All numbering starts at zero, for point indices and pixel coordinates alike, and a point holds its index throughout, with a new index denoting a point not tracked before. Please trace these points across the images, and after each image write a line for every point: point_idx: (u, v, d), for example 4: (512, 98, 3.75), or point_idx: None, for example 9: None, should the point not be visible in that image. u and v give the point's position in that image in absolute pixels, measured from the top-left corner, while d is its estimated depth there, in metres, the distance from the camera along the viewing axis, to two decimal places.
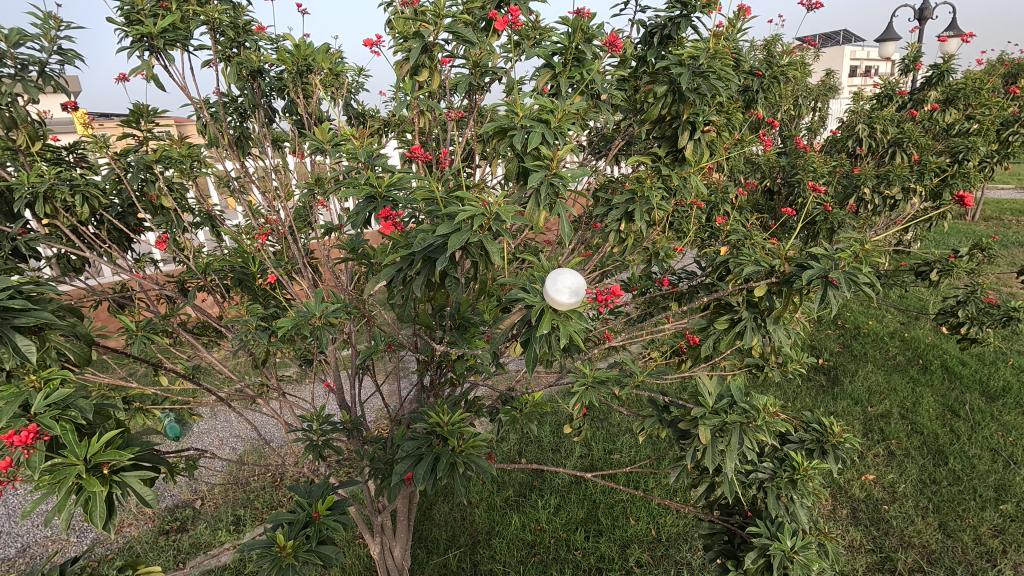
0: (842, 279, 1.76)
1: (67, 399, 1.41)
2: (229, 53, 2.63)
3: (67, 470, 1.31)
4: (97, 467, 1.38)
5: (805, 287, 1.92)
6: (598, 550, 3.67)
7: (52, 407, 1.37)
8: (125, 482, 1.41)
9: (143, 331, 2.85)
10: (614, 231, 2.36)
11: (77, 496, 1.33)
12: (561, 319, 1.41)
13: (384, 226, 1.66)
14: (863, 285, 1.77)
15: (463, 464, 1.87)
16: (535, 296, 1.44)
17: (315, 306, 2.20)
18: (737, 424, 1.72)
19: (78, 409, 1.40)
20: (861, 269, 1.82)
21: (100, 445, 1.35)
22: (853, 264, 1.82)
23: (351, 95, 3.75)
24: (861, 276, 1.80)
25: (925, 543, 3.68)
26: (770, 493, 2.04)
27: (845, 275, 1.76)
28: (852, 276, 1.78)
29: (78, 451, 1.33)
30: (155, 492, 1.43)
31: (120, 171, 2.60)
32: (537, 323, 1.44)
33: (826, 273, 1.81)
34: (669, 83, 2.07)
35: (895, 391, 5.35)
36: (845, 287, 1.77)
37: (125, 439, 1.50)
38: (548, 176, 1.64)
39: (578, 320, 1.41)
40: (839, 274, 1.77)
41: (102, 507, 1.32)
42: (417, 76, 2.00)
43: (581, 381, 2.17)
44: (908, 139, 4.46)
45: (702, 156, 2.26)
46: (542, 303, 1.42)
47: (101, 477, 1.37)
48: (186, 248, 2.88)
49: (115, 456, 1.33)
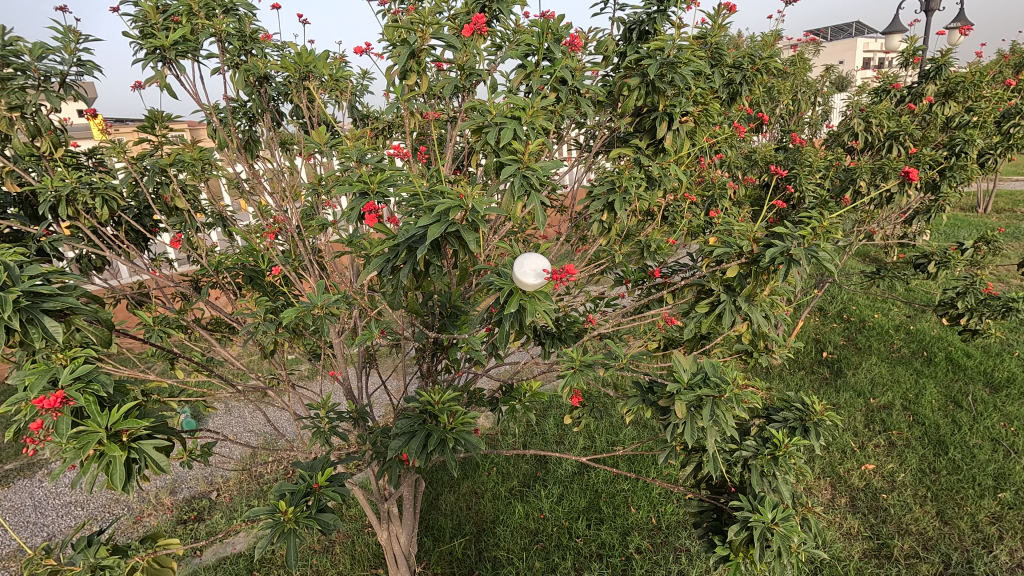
0: (802, 255, 1.88)
1: (91, 374, 1.56)
2: (237, 60, 2.78)
3: (90, 435, 1.44)
4: (117, 434, 1.51)
5: (771, 266, 2.04)
6: (599, 537, 3.77)
7: (77, 381, 1.51)
8: (141, 448, 1.53)
9: (159, 325, 3.03)
10: (597, 222, 2.46)
11: (99, 460, 1.46)
12: (529, 298, 1.52)
13: (365, 205, 1.90)
14: (822, 260, 1.89)
15: (453, 442, 1.98)
16: (506, 278, 1.55)
17: (316, 297, 2.33)
18: (711, 398, 1.79)
19: (100, 383, 1.53)
20: (821, 246, 1.94)
21: (119, 415, 1.48)
22: (816, 243, 1.93)
23: (354, 97, 3.90)
24: (822, 253, 1.91)
25: (922, 530, 3.73)
26: (753, 471, 2.14)
27: (804, 252, 1.87)
28: (812, 252, 1.90)
29: (99, 420, 1.46)
30: (168, 459, 1.55)
31: (136, 174, 2.75)
32: (508, 303, 1.55)
33: (790, 256, 1.92)
34: (645, 77, 2.15)
35: (898, 383, 5.40)
36: (804, 261, 1.88)
37: (142, 411, 1.62)
38: (521, 168, 1.74)
39: (545, 298, 1.51)
40: (799, 252, 1.89)
41: (121, 470, 1.45)
42: (405, 80, 2.11)
43: (570, 364, 2.26)
44: (904, 131, 4.49)
45: (682, 146, 2.35)
46: (512, 284, 1.53)
47: (120, 444, 1.49)
48: (199, 247, 3.05)
49: (133, 424, 1.46)
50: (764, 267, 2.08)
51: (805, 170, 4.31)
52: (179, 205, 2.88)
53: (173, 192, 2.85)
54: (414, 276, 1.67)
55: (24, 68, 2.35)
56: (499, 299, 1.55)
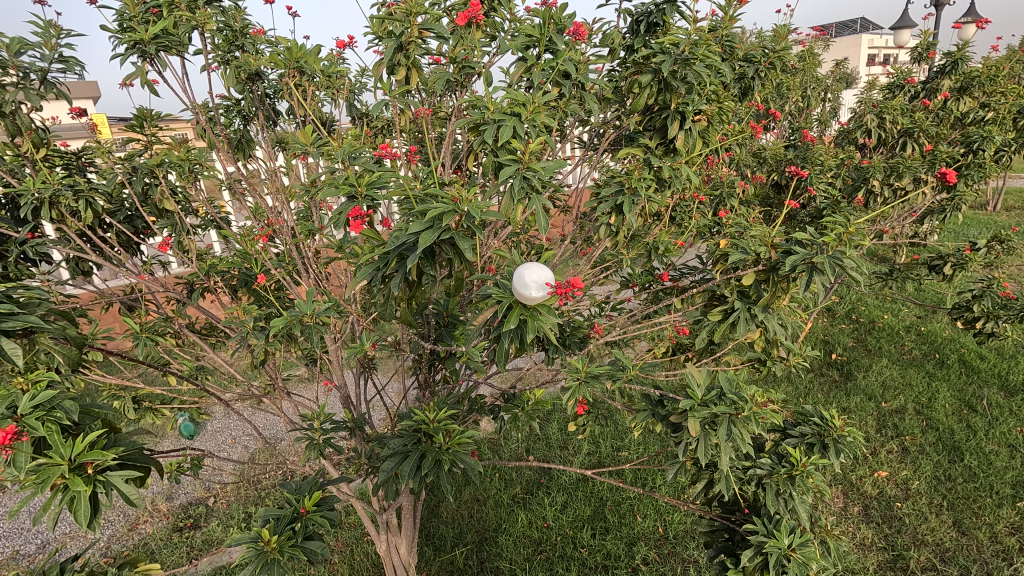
0: (826, 263, 1.74)
1: (53, 401, 1.39)
2: (228, 56, 2.71)
3: (50, 469, 1.26)
4: (81, 467, 1.33)
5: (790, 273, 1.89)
6: (605, 548, 3.66)
7: (36, 409, 1.34)
8: (111, 482, 1.35)
9: (145, 332, 2.93)
10: (604, 226, 2.36)
11: (61, 498, 1.28)
12: (529, 313, 1.41)
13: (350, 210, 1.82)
14: (847, 269, 1.75)
15: (449, 462, 1.88)
16: (504, 291, 1.44)
17: (307, 305, 2.19)
18: (727, 416, 1.67)
19: (64, 410, 1.37)
20: (847, 251, 1.78)
21: (84, 446, 1.30)
22: (839, 249, 1.80)
23: (351, 96, 3.80)
24: (848, 260, 1.77)
25: (938, 541, 3.60)
26: (769, 489, 2.02)
27: (828, 259, 1.73)
28: (837, 260, 1.75)
29: (62, 451, 1.28)
30: (142, 492, 1.36)
31: (123, 177, 2.68)
32: (507, 319, 1.43)
33: (813, 264, 1.79)
34: (657, 73, 2.04)
35: (910, 387, 5.28)
36: (830, 270, 1.74)
37: (112, 440, 1.44)
38: (522, 169, 1.62)
39: (546, 313, 1.41)
40: (822, 259, 1.75)
41: (85, 507, 1.27)
42: (395, 76, 2.00)
43: (575, 376, 2.13)
44: (919, 128, 4.35)
45: (694, 146, 2.24)
46: (511, 298, 1.42)
47: (86, 477, 1.31)
48: (189, 250, 2.96)
49: (99, 456, 1.28)
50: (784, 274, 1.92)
51: (816, 168, 4.18)
52: (166, 208, 2.78)
53: (160, 195, 2.74)
54: (408, 286, 1.56)
55: (3, 65, 2.25)
56: (496, 314, 1.44)
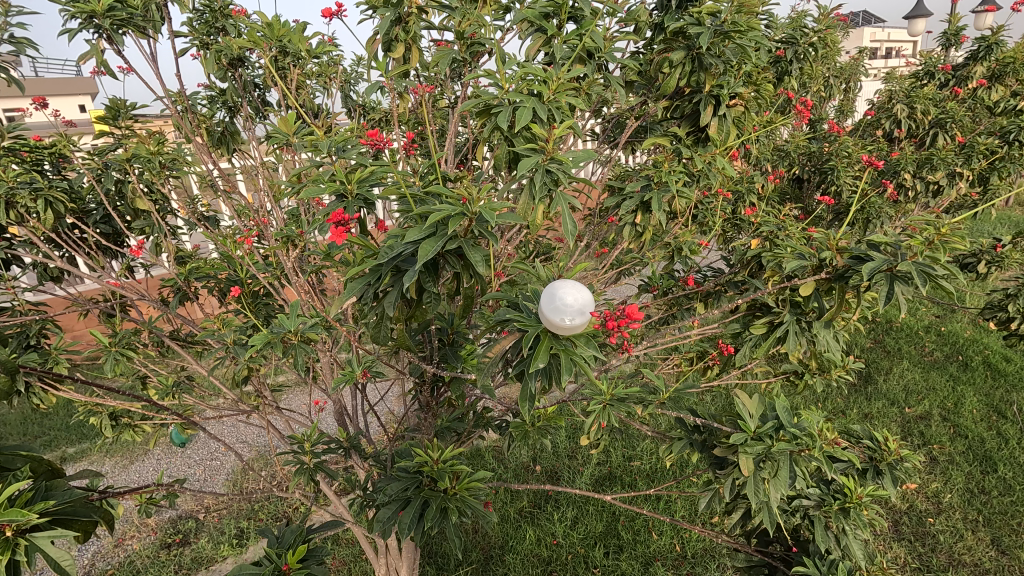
0: (911, 269, 1.24)
1: None
2: (206, 39, 2.47)
3: None
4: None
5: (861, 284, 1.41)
6: (619, 568, 3.40)
7: None
8: (36, 545, 1.01)
9: (116, 346, 2.59)
10: (630, 225, 2.14)
11: None
12: (557, 343, 1.18)
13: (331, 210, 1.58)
14: (942, 279, 1.24)
15: (457, 512, 1.57)
16: (528, 320, 1.23)
17: (289, 321, 1.86)
18: (787, 455, 1.43)
19: None
20: (937, 255, 1.32)
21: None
22: (926, 253, 1.33)
23: (347, 85, 3.54)
24: (939, 266, 1.30)
25: (977, 561, 3.36)
26: (818, 525, 1.78)
27: (914, 264, 1.24)
28: (926, 267, 1.25)
29: None
30: (78, 557, 1.02)
31: (89, 175, 2.45)
32: (532, 351, 1.20)
33: (894, 271, 1.31)
34: (690, 50, 1.79)
35: (935, 390, 5.03)
36: (918, 281, 1.25)
37: (44, 489, 1.11)
38: (544, 161, 1.38)
39: (582, 347, 1.18)
40: (909, 264, 1.25)
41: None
42: (392, 53, 1.74)
43: (597, 399, 1.87)
44: (951, 119, 4.09)
45: (729, 135, 1.97)
46: (537, 327, 1.19)
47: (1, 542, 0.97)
48: (167, 252, 2.73)
49: (19, 515, 0.94)
50: (855, 285, 1.42)
51: (842, 161, 3.93)
52: (139, 207, 2.54)
53: (131, 192, 2.50)
54: (405, 304, 1.32)
55: None
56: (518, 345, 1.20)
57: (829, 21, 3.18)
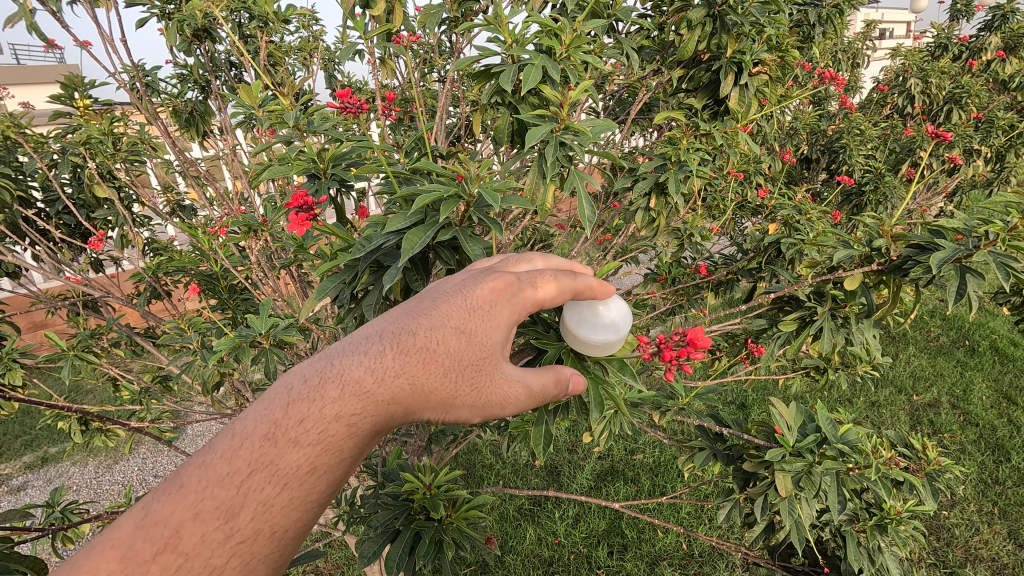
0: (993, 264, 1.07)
1: None
2: (167, 8, 2.26)
3: None
4: None
5: (923, 279, 1.23)
6: (623, 569, 3.22)
7: None
8: None
9: (77, 349, 2.37)
10: (642, 210, 1.97)
11: None
12: (576, 346, 1.04)
13: (296, 191, 1.43)
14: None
15: (455, 544, 1.40)
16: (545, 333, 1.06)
17: (260, 323, 1.66)
18: (835, 475, 1.26)
19: None
20: (1017, 246, 1.14)
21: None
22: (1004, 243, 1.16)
23: (329, 62, 3.31)
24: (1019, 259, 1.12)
25: (994, 556, 3.23)
26: (851, 541, 1.60)
27: (995, 257, 1.08)
28: (1007, 261, 1.09)
29: None
30: None
31: (42, 161, 2.23)
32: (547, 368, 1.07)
33: (966, 265, 1.14)
34: (712, 9, 1.60)
35: (942, 377, 4.89)
36: (998, 277, 1.08)
37: None
38: (557, 131, 1.28)
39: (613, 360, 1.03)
40: (989, 256, 1.09)
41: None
42: (372, 11, 1.53)
43: (608, 404, 1.72)
44: (967, 93, 3.92)
45: (750, 107, 1.80)
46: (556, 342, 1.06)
47: None
48: (133, 244, 2.51)
49: None
50: (915, 280, 1.24)
51: (854, 140, 3.74)
52: (100, 195, 2.33)
53: (90, 179, 2.28)
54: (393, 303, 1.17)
55: None
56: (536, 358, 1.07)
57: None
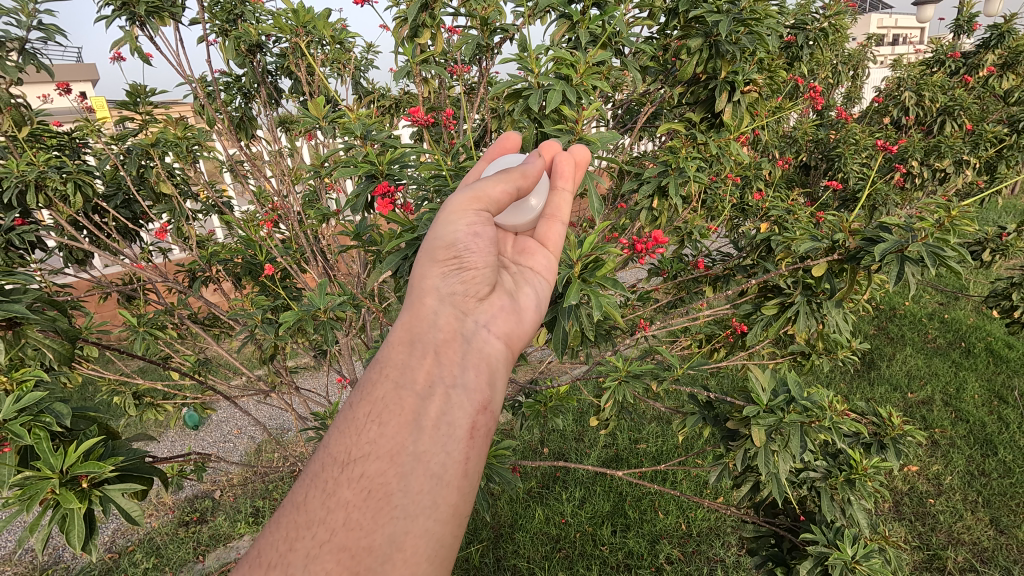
0: (923, 250, 1.38)
1: (41, 404, 1.24)
2: (226, 26, 2.56)
3: (41, 484, 1.13)
4: (75, 479, 1.19)
5: (874, 265, 1.52)
6: (626, 545, 3.44)
7: (24, 413, 1.19)
8: (107, 496, 1.21)
9: (144, 327, 2.68)
10: (646, 209, 2.23)
11: (54, 512, 1.16)
12: (589, 288, 1.45)
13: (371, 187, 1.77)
14: (948, 258, 1.41)
15: None
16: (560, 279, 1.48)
17: (319, 300, 2.04)
18: (799, 426, 1.52)
19: (53, 415, 1.22)
20: (944, 239, 1.44)
21: (77, 455, 1.17)
22: (936, 235, 1.45)
23: (359, 73, 3.61)
24: (947, 250, 1.41)
25: (976, 540, 3.44)
26: (823, 496, 1.83)
27: (925, 246, 1.38)
28: (935, 249, 1.40)
29: (52, 462, 1.15)
30: (144, 507, 1.24)
31: (115, 158, 2.53)
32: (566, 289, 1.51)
33: (905, 253, 1.43)
34: (708, 37, 1.85)
35: (937, 376, 5.07)
36: (928, 262, 1.39)
37: (108, 449, 1.31)
38: (574, 141, 1.70)
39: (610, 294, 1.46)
40: (919, 245, 1.39)
41: (80, 526, 1.14)
42: (418, 38, 1.97)
43: (614, 375, 2.03)
44: (959, 106, 4.15)
45: (743, 120, 2.05)
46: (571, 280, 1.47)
47: (79, 491, 1.17)
48: (188, 235, 2.81)
49: (97, 467, 1.14)
50: (868, 266, 1.53)
51: (849, 149, 3.98)
52: (163, 191, 2.64)
53: (156, 177, 2.59)
54: None
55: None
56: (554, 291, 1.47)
57: (839, 9, 3.23)
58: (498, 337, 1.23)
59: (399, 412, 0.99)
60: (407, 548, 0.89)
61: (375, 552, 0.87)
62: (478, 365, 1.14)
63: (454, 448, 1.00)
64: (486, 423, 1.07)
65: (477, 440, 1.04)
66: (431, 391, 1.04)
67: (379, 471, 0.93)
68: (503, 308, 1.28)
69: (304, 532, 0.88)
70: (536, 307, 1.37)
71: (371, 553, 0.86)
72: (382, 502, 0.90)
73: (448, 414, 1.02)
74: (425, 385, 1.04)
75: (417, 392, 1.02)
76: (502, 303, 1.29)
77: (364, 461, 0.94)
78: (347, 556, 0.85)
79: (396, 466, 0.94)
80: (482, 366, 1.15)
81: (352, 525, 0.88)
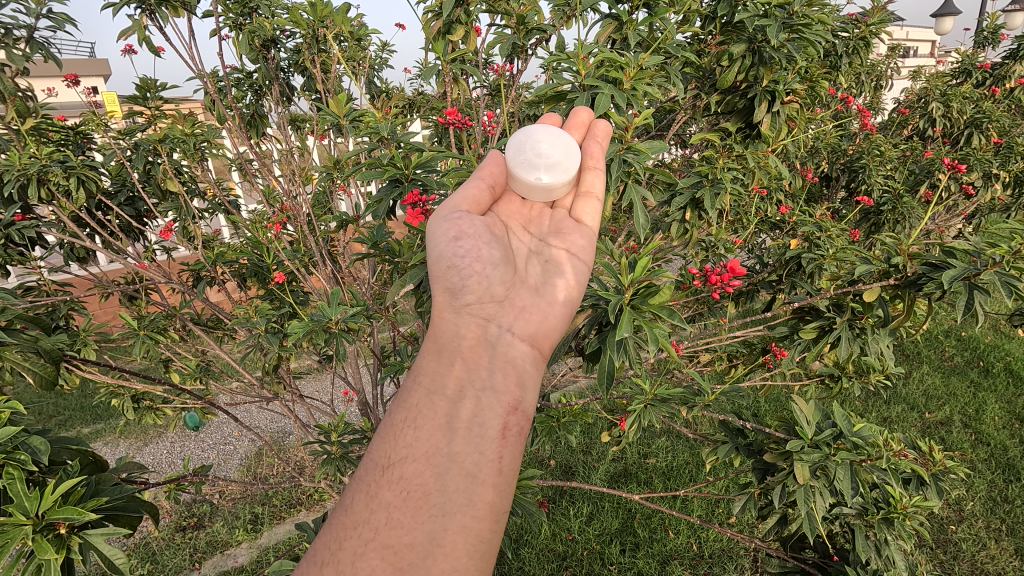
0: (996, 281, 1.28)
1: (18, 438, 1.13)
2: (240, 21, 2.48)
3: (11, 533, 1.02)
4: (52, 524, 1.09)
5: (936, 293, 1.43)
6: (635, 566, 3.31)
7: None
8: (87, 542, 1.11)
9: (147, 330, 2.58)
10: (677, 222, 2.12)
11: (27, 563, 1.06)
12: (643, 315, 1.34)
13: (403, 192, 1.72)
14: (1021, 287, 1.30)
15: None
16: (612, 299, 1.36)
17: (330, 310, 1.94)
18: (847, 463, 1.41)
19: (29, 451, 1.11)
20: (1018, 267, 1.33)
21: (55, 499, 1.06)
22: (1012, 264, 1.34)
23: (372, 72, 3.53)
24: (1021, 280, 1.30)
25: (1000, 571, 3.31)
26: (859, 533, 1.72)
27: (1000, 276, 1.27)
28: (1010, 280, 1.29)
29: (27, 507, 1.05)
30: (127, 554, 1.14)
31: (121, 154, 2.44)
32: (618, 318, 1.37)
33: (974, 282, 1.33)
34: (751, 43, 1.76)
35: (955, 396, 4.93)
36: (1001, 293, 1.28)
37: (91, 488, 1.20)
38: (620, 151, 1.62)
39: (664, 319, 1.34)
40: (993, 275, 1.29)
41: None
42: (450, 35, 1.91)
43: (639, 398, 1.91)
44: (988, 119, 4.06)
45: (781, 131, 1.96)
46: (624, 301, 1.34)
47: (55, 539, 1.07)
48: (195, 235, 2.72)
49: (75, 515, 1.04)
50: (927, 293, 1.45)
51: (874, 160, 3.87)
52: (170, 189, 2.55)
53: (164, 174, 2.50)
54: None
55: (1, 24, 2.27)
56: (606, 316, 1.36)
57: (872, 17, 3.12)
58: (525, 341, 1.15)
59: (432, 415, 0.94)
60: (447, 544, 0.83)
61: (416, 549, 0.81)
62: (506, 369, 1.07)
63: (487, 448, 0.93)
64: (520, 423, 1.00)
65: (510, 439, 0.97)
66: (461, 395, 0.98)
67: (415, 473, 0.87)
68: (528, 308, 1.20)
69: (346, 533, 0.83)
70: (563, 299, 1.25)
71: (412, 550, 0.81)
72: (420, 503, 0.84)
73: (480, 415, 0.96)
74: (455, 390, 0.98)
75: (447, 396, 0.97)
76: (524, 301, 1.20)
77: (401, 464, 0.89)
78: (390, 554, 0.80)
79: (432, 466, 0.88)
80: (509, 370, 1.08)
81: (392, 524, 0.82)
